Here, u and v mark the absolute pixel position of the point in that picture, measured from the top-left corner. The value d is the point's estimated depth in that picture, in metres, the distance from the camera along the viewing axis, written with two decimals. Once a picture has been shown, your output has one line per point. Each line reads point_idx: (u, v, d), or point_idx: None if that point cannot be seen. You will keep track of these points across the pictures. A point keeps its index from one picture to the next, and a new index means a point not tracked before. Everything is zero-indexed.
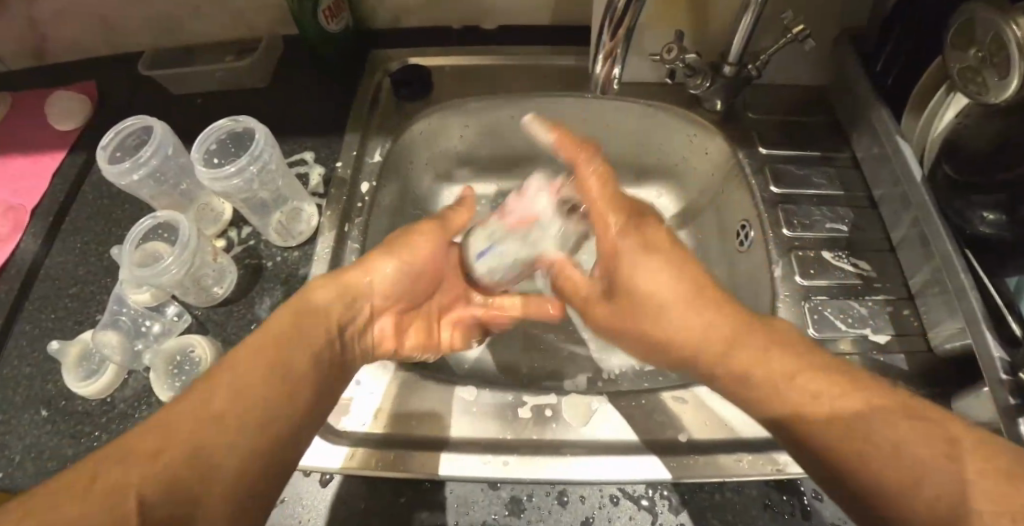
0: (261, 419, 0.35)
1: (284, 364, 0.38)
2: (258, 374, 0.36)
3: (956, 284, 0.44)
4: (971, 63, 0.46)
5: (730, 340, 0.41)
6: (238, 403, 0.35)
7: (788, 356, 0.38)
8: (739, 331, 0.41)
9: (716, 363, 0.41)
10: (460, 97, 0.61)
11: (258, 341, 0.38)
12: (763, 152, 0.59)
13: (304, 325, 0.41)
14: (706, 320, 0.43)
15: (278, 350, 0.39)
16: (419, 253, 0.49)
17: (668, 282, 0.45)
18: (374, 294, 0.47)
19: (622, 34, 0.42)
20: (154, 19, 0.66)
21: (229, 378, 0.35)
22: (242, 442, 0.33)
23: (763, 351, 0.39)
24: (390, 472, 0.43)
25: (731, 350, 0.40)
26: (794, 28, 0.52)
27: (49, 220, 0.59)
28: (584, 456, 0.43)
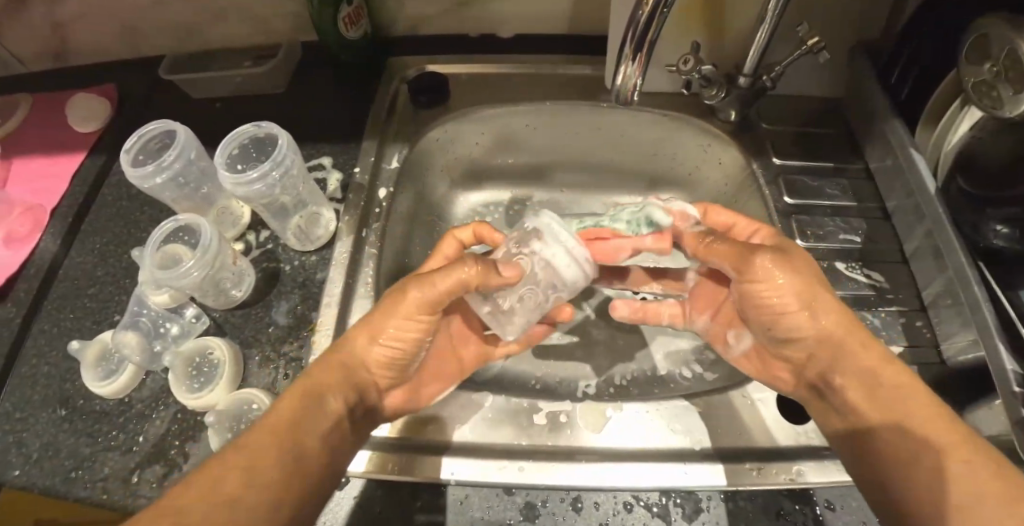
0: (274, 497, 0.35)
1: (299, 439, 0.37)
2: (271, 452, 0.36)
3: (970, 296, 0.45)
4: (986, 77, 0.46)
5: (864, 384, 0.40)
6: (249, 484, 0.34)
7: (935, 423, 0.36)
8: (887, 378, 0.39)
9: (855, 400, 0.40)
10: (475, 105, 0.62)
11: (269, 422, 0.37)
12: (776, 162, 0.59)
13: (316, 382, 0.41)
14: (840, 360, 0.41)
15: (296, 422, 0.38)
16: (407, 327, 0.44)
17: (792, 327, 0.43)
18: (379, 362, 0.44)
19: (641, 46, 0.43)
20: (175, 24, 0.67)
21: (244, 453, 0.35)
22: (277, 495, 0.35)
23: (887, 398, 0.39)
24: (407, 477, 0.43)
25: (878, 386, 0.39)
26: (810, 40, 0.52)
27: (68, 221, 0.60)
28: (597, 463, 0.43)
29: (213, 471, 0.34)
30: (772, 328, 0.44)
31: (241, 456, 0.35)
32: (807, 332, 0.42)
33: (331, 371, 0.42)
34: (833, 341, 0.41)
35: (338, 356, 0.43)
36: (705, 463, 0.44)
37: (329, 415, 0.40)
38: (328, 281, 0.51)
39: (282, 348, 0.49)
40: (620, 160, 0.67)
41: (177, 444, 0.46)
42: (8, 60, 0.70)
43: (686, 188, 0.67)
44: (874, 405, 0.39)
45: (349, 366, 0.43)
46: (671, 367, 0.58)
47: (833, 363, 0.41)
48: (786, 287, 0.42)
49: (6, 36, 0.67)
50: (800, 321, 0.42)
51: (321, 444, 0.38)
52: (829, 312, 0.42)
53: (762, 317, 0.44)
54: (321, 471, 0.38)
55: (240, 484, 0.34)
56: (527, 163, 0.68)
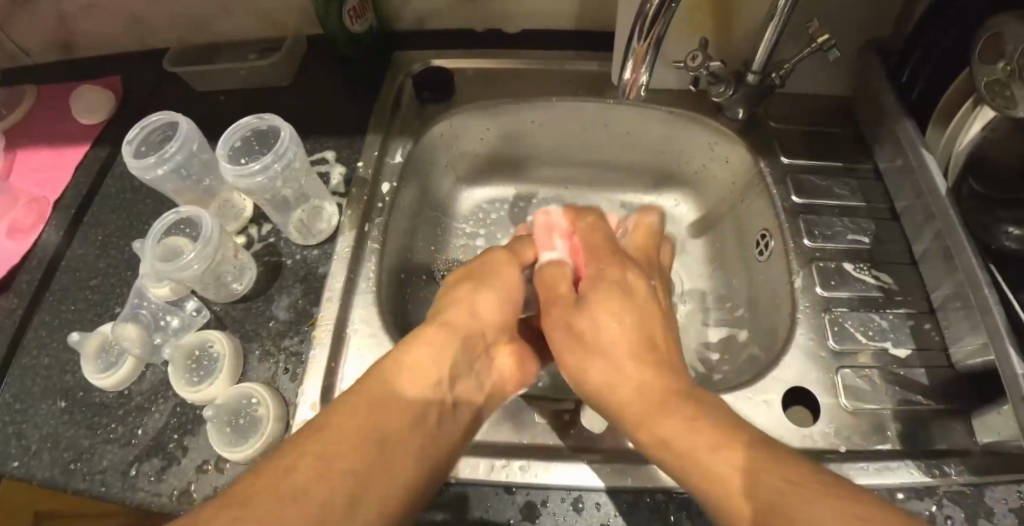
0: (358, 483, 0.33)
1: (378, 425, 0.36)
2: (342, 444, 0.34)
3: (980, 300, 0.44)
4: (999, 76, 0.46)
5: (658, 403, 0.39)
6: (323, 478, 0.32)
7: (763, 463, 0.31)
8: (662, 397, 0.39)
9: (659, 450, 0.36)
10: (481, 100, 0.61)
11: (345, 409, 0.36)
12: (784, 161, 0.58)
13: (410, 360, 0.41)
14: (643, 408, 0.39)
15: (367, 416, 0.37)
16: (508, 278, 0.51)
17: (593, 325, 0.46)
18: (487, 319, 0.48)
19: (649, 43, 0.42)
20: (180, 16, 0.66)
21: (315, 448, 0.33)
22: (358, 481, 0.33)
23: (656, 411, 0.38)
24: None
25: (665, 424, 0.37)
26: (819, 37, 0.51)
27: (71, 213, 0.60)
28: (598, 463, 0.43)
29: (271, 470, 0.32)
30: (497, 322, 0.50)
31: (332, 438, 0.34)
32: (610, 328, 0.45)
33: (435, 331, 0.45)
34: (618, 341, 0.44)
35: (446, 317, 0.46)
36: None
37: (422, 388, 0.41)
38: (330, 275, 0.51)
39: (283, 342, 0.49)
40: (626, 156, 0.67)
41: (176, 438, 0.46)
42: (14, 53, 0.70)
43: (694, 186, 0.67)
44: (671, 426, 0.36)
45: (448, 339, 0.44)
46: None
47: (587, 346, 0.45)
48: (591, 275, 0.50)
49: (12, 29, 0.67)
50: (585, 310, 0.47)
51: (413, 420, 0.38)
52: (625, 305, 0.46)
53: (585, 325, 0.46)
54: (418, 456, 0.37)
55: (318, 477, 0.32)
56: (531, 159, 0.68)
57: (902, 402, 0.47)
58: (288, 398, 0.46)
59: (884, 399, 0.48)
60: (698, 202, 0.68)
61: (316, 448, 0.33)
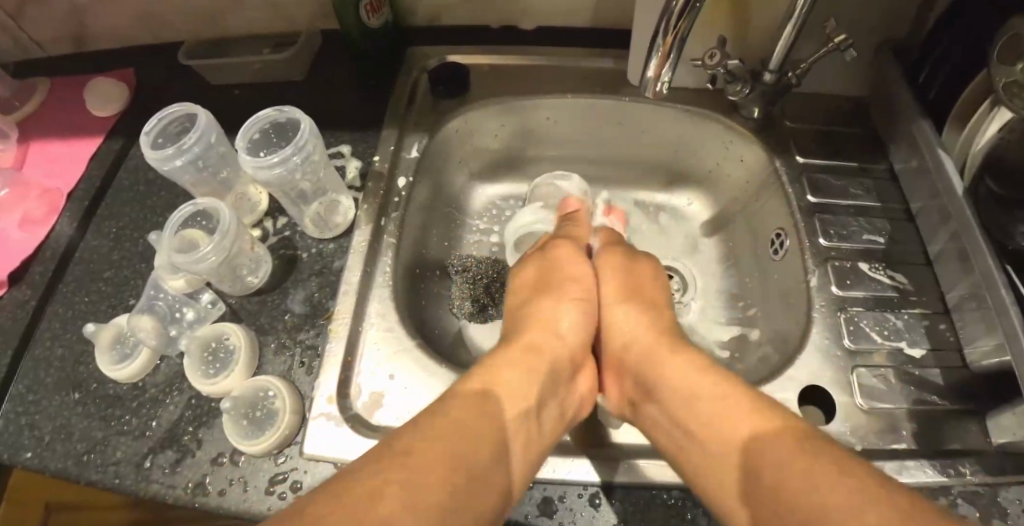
0: (480, 464, 0.35)
1: (490, 411, 0.39)
2: (467, 427, 0.37)
3: (997, 300, 0.44)
4: (1017, 77, 0.46)
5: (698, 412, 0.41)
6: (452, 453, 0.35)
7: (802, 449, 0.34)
8: (697, 400, 0.42)
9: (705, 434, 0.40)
10: (497, 96, 0.61)
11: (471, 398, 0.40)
12: (799, 160, 0.59)
13: (507, 373, 0.44)
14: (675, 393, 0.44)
15: (484, 406, 0.39)
16: (581, 280, 0.56)
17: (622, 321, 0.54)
18: (570, 332, 0.52)
19: (671, 41, 0.42)
20: (195, 9, 0.66)
21: (446, 427, 0.36)
22: (481, 461, 0.36)
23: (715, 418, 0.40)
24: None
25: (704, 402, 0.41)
26: (836, 37, 0.52)
27: (85, 204, 0.60)
28: (616, 459, 0.43)
29: (404, 449, 0.34)
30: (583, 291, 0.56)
31: (434, 444, 0.34)
32: (636, 330, 0.52)
33: (528, 336, 0.49)
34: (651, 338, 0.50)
35: (538, 321, 0.52)
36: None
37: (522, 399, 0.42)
38: (346, 269, 0.51)
39: (299, 336, 0.49)
40: (640, 155, 0.67)
41: (191, 430, 0.46)
42: (26, 44, 0.70)
43: (708, 185, 0.67)
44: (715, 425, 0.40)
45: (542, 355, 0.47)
46: None
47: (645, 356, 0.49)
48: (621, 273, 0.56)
49: (26, 20, 0.67)
50: (633, 312, 0.53)
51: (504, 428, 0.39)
52: (645, 310, 0.53)
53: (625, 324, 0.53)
54: (501, 476, 0.36)
55: (451, 456, 0.34)
56: (545, 156, 0.68)
57: (918, 401, 0.47)
58: (304, 391, 0.46)
59: (900, 398, 0.48)
60: (712, 201, 0.68)
61: (405, 457, 0.33)
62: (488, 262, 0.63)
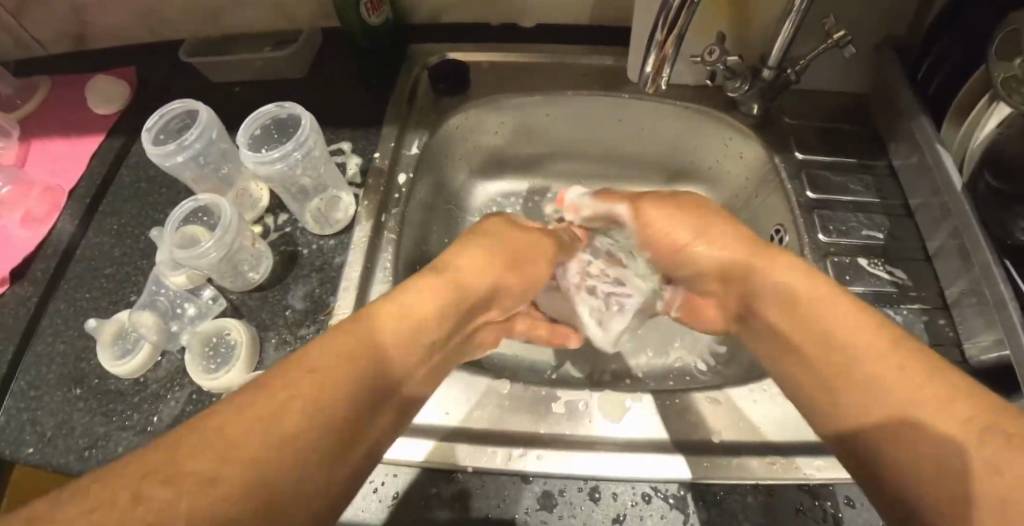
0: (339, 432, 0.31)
1: (365, 364, 0.34)
2: (331, 386, 0.31)
3: (995, 295, 0.45)
4: (1016, 73, 0.46)
5: (817, 335, 0.39)
6: (304, 412, 0.29)
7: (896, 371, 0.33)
8: (820, 315, 0.39)
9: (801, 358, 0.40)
10: (497, 93, 0.62)
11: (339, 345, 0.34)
12: (798, 157, 0.59)
13: (407, 305, 0.39)
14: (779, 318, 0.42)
15: (359, 354, 0.34)
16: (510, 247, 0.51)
17: (704, 251, 0.50)
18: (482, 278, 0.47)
19: (672, 37, 0.42)
20: (197, 9, 0.67)
21: (306, 381, 0.31)
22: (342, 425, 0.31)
23: (824, 327, 0.39)
24: (434, 463, 0.43)
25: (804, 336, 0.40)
26: (835, 33, 0.52)
27: (86, 202, 0.60)
28: (617, 453, 0.43)
29: (254, 399, 0.29)
30: (671, 228, 0.52)
31: (281, 422, 0.28)
32: (727, 254, 0.48)
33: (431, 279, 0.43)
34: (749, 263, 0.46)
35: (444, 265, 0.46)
36: (723, 455, 0.43)
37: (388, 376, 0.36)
38: (347, 264, 0.51)
39: (300, 332, 0.49)
40: (641, 152, 0.67)
41: None
42: (28, 43, 0.70)
43: (708, 182, 0.67)
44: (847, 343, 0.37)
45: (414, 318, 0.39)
46: (688, 360, 0.58)
47: (743, 277, 0.46)
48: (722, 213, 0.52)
49: (29, 19, 0.67)
50: (723, 237, 0.49)
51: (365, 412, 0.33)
52: (741, 230, 0.49)
53: (711, 259, 0.49)
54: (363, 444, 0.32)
55: (305, 417, 0.29)
56: (545, 153, 0.68)
57: None
58: None
59: None
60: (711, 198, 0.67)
61: (228, 425, 0.27)
62: None
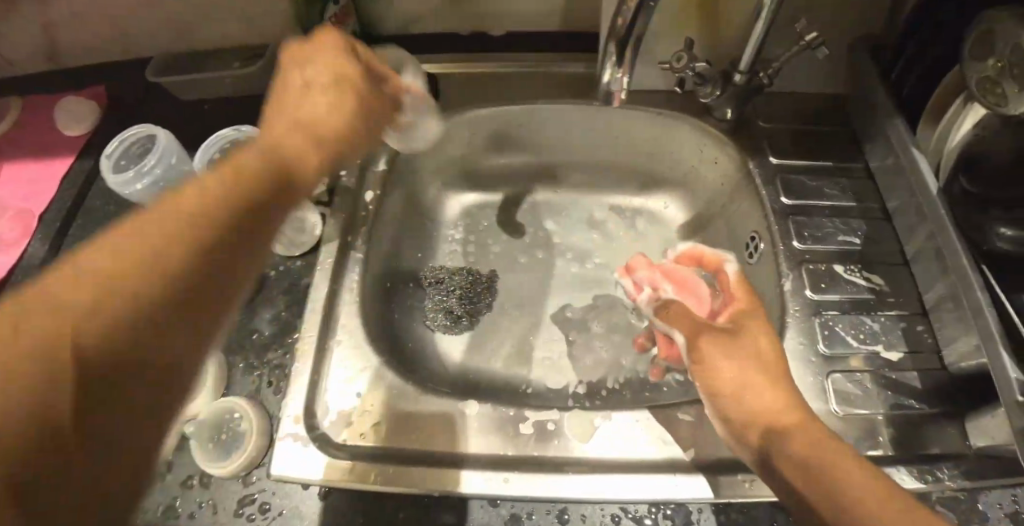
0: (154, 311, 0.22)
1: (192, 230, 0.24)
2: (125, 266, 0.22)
3: (972, 302, 0.43)
4: (990, 73, 0.45)
5: (801, 470, 0.35)
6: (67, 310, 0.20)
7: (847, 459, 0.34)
8: (813, 451, 0.35)
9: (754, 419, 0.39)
10: (466, 104, 0.61)
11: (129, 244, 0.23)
12: (773, 162, 0.58)
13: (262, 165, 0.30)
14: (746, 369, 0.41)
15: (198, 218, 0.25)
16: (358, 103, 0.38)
17: (724, 397, 0.41)
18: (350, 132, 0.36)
19: (628, 47, 0.42)
20: (164, 26, 0.66)
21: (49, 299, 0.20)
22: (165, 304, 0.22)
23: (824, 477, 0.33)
24: (385, 487, 0.42)
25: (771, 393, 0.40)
26: (807, 35, 0.50)
27: (56, 226, 0.60)
28: (588, 474, 0.43)
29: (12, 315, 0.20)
30: (720, 385, 0.41)
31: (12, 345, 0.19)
32: (763, 408, 0.39)
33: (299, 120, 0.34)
34: (775, 422, 0.38)
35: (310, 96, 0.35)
36: (690, 473, 0.43)
37: (143, 268, 0.22)
38: (313, 286, 0.51)
39: (267, 356, 0.49)
40: (615, 158, 0.66)
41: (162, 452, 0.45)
42: None
43: (684, 188, 0.66)
44: (800, 455, 0.35)
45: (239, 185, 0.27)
46: (666, 369, 0.57)
47: (772, 431, 0.38)
48: (737, 368, 0.41)
49: None
50: (734, 400, 0.40)
51: (198, 278, 0.23)
52: (772, 354, 0.42)
53: (728, 406, 0.41)
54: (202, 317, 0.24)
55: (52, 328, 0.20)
56: (519, 162, 0.67)
57: (895, 406, 0.47)
58: (272, 412, 0.47)
59: (877, 404, 0.47)
60: (687, 204, 0.66)
61: None
62: (463, 271, 0.63)
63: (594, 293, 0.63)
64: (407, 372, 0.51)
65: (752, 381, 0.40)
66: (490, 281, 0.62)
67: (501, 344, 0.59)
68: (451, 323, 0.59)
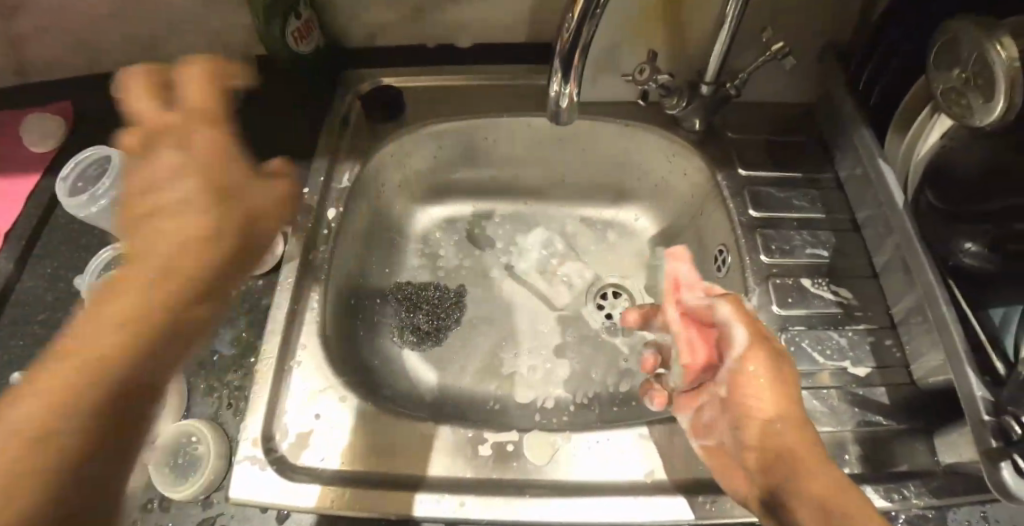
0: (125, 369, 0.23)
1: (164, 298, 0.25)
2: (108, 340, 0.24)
3: (937, 317, 0.42)
4: (954, 84, 0.44)
5: (817, 507, 0.34)
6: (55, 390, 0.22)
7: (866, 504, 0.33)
8: (835, 496, 0.34)
9: (766, 450, 0.39)
10: (433, 118, 0.60)
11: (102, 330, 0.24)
12: (742, 173, 0.57)
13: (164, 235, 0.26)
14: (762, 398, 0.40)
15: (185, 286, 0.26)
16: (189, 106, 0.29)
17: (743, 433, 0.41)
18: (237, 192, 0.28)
19: (578, 55, 0.41)
20: (129, 41, 0.65)
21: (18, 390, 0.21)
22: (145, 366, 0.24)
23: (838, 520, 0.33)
24: (343, 512, 0.42)
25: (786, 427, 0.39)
26: (772, 46, 0.50)
27: (21, 245, 0.59)
28: (546, 497, 0.42)
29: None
30: (748, 417, 0.41)
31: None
32: (773, 439, 0.39)
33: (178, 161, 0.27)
34: (792, 457, 0.38)
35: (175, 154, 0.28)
36: (658, 496, 0.42)
37: (91, 367, 0.22)
38: (273, 306, 0.50)
39: (228, 377, 0.48)
40: (585, 169, 0.65)
41: None
42: None
43: (654, 199, 0.65)
44: (817, 498, 0.34)
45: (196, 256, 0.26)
46: (634, 384, 0.56)
47: (784, 467, 0.37)
48: (767, 401, 0.40)
49: None
50: (758, 431, 0.40)
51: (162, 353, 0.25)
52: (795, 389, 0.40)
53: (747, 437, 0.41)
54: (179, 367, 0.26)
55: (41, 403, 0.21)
56: (489, 174, 0.66)
57: (863, 423, 0.46)
58: (230, 433, 0.46)
59: (845, 421, 0.46)
60: (658, 215, 0.66)
61: None
62: (431, 287, 0.63)
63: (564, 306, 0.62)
64: (369, 392, 0.51)
65: (773, 414, 0.40)
66: (459, 296, 0.62)
67: (469, 361, 0.58)
68: (418, 340, 0.59)
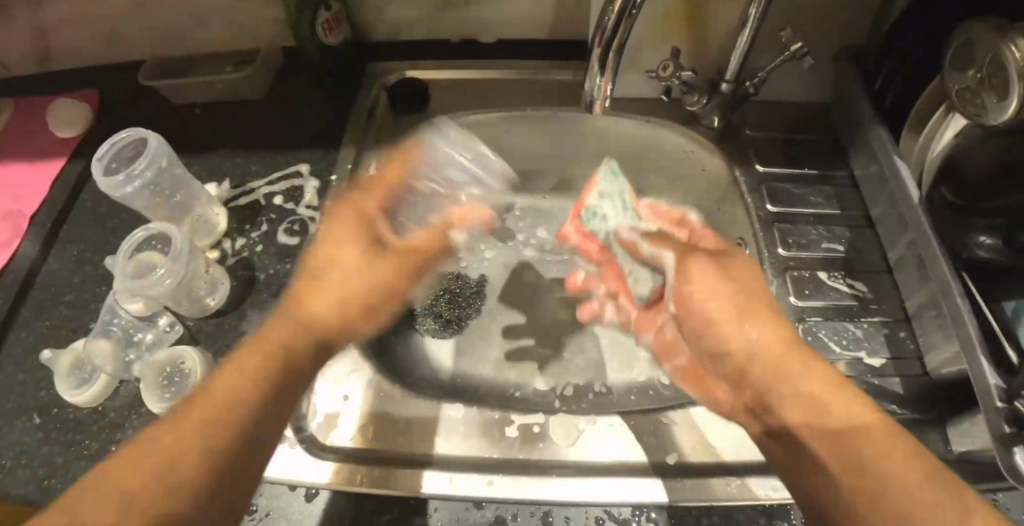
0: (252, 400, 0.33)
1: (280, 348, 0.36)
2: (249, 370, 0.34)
3: (952, 309, 0.43)
4: (970, 84, 0.45)
5: (811, 409, 0.35)
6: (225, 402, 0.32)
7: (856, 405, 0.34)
8: (824, 398, 0.35)
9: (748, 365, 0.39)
10: (458, 111, 0.62)
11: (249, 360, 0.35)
12: (759, 170, 0.59)
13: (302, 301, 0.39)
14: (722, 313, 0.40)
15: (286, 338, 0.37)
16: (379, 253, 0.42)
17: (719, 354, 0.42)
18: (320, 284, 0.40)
19: (611, 51, 0.42)
20: (157, 30, 0.66)
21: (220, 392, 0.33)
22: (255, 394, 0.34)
23: (835, 421, 0.34)
24: (348, 486, 0.42)
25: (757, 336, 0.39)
26: (792, 46, 0.51)
27: (48, 228, 0.60)
28: (571, 477, 0.43)
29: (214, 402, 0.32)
30: (716, 334, 0.41)
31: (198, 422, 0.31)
32: (757, 352, 0.39)
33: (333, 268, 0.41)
34: (775, 360, 0.38)
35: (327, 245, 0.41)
36: (653, 477, 0.43)
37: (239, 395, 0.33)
38: None
39: None
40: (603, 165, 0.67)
41: None
42: None
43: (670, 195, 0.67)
44: (807, 402, 0.35)
45: (284, 352, 0.36)
46: (652, 375, 0.57)
47: (765, 378, 0.38)
48: (734, 313, 0.40)
49: None
50: (733, 346, 0.40)
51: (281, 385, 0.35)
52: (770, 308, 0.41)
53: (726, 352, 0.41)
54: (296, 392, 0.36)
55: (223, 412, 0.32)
56: (510, 169, 0.68)
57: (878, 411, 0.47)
58: None
59: None
60: None
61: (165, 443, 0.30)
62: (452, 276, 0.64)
63: (582, 298, 0.63)
64: (394, 375, 0.52)
65: (734, 315, 0.40)
66: (479, 287, 0.64)
67: (489, 349, 0.59)
68: (440, 327, 0.60)
